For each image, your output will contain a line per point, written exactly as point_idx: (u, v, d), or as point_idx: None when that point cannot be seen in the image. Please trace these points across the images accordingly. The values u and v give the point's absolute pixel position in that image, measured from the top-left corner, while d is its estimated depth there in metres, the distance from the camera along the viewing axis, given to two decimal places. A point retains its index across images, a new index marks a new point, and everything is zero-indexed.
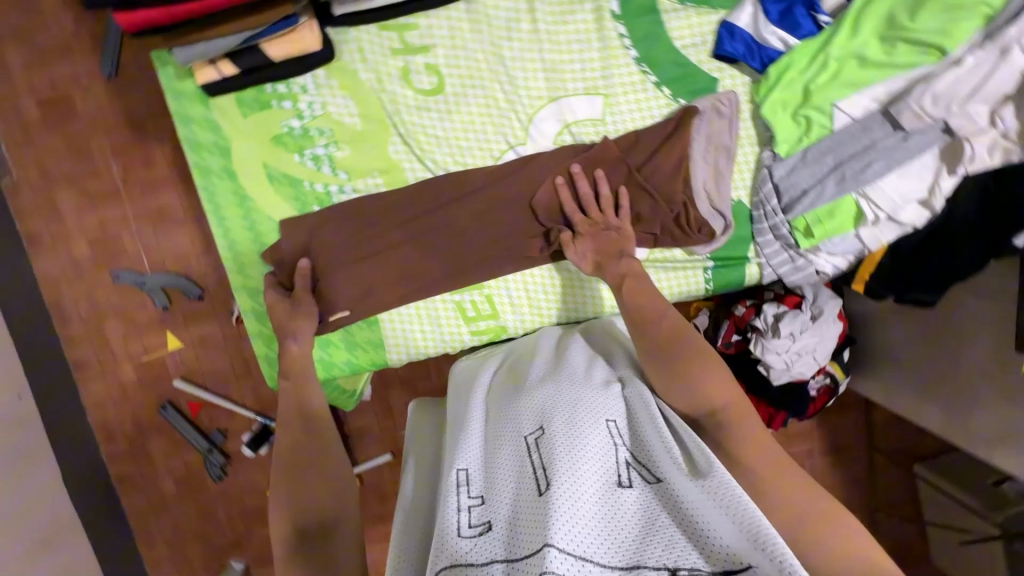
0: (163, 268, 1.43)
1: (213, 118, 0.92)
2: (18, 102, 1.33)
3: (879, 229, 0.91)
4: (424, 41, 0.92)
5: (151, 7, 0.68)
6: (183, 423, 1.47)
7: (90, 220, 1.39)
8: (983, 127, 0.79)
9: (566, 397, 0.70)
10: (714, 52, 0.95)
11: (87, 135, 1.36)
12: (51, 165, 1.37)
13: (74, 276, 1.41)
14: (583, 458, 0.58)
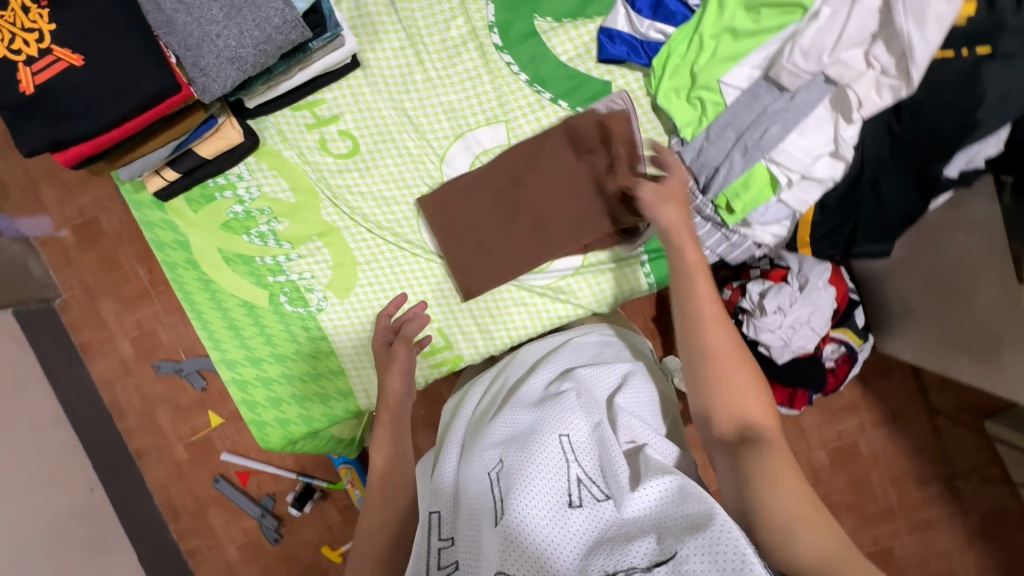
0: (197, 353, 1.59)
1: (170, 219, 1.05)
2: (59, 233, 1.57)
3: (798, 190, 0.89)
4: (333, 111, 1.02)
5: (79, 144, 0.79)
6: (235, 492, 1.58)
7: (129, 321, 1.59)
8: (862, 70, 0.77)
9: (522, 424, 0.77)
10: (599, 58, 0.98)
11: (114, 249, 1.57)
12: (92, 280, 1.59)
13: (123, 372, 1.61)
14: (535, 486, 0.66)
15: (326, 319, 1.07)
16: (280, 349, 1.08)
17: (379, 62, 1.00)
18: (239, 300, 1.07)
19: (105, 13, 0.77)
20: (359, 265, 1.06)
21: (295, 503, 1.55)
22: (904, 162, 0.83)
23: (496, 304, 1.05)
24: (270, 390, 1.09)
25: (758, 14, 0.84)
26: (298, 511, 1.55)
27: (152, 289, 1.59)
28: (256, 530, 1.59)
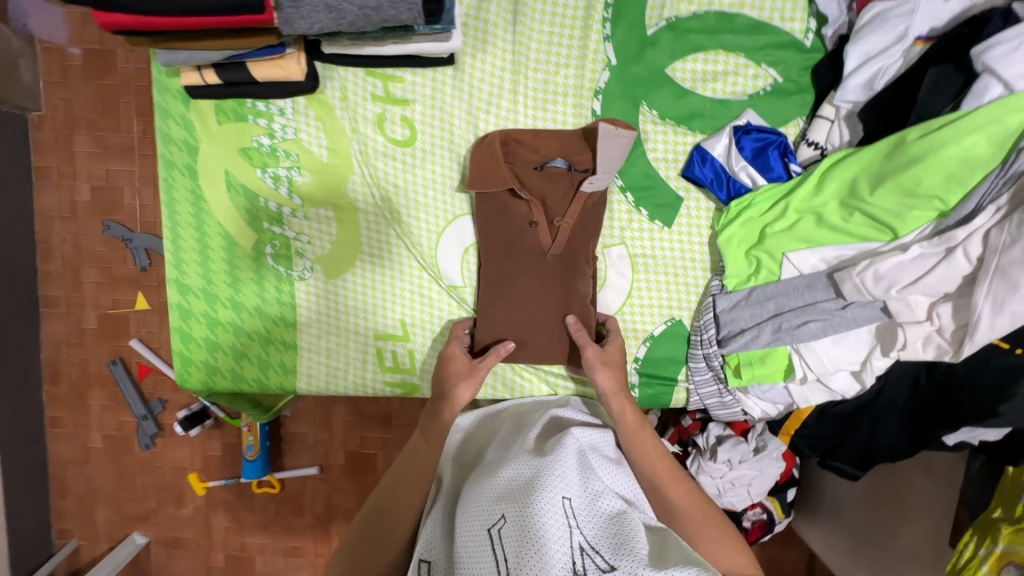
0: (154, 231, 1.47)
1: (189, 117, 0.95)
2: (68, 46, 1.41)
3: (807, 388, 0.88)
4: (405, 94, 0.94)
5: (129, 14, 0.70)
6: (127, 383, 1.46)
7: (99, 169, 1.45)
8: (920, 318, 0.76)
9: (523, 477, 0.75)
10: (683, 172, 0.95)
11: (118, 91, 1.43)
12: (78, 111, 1.44)
13: (68, 213, 1.46)
14: (540, 552, 0.64)
15: (302, 291, 1.00)
16: (242, 299, 1.00)
17: (473, 72, 0.93)
18: (223, 230, 0.98)
19: None
20: (359, 255, 0.99)
21: (183, 422, 1.43)
22: (915, 414, 0.83)
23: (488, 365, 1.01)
24: (212, 332, 1.00)
25: (850, 214, 0.82)
26: (181, 431, 1.43)
27: (139, 148, 1.47)
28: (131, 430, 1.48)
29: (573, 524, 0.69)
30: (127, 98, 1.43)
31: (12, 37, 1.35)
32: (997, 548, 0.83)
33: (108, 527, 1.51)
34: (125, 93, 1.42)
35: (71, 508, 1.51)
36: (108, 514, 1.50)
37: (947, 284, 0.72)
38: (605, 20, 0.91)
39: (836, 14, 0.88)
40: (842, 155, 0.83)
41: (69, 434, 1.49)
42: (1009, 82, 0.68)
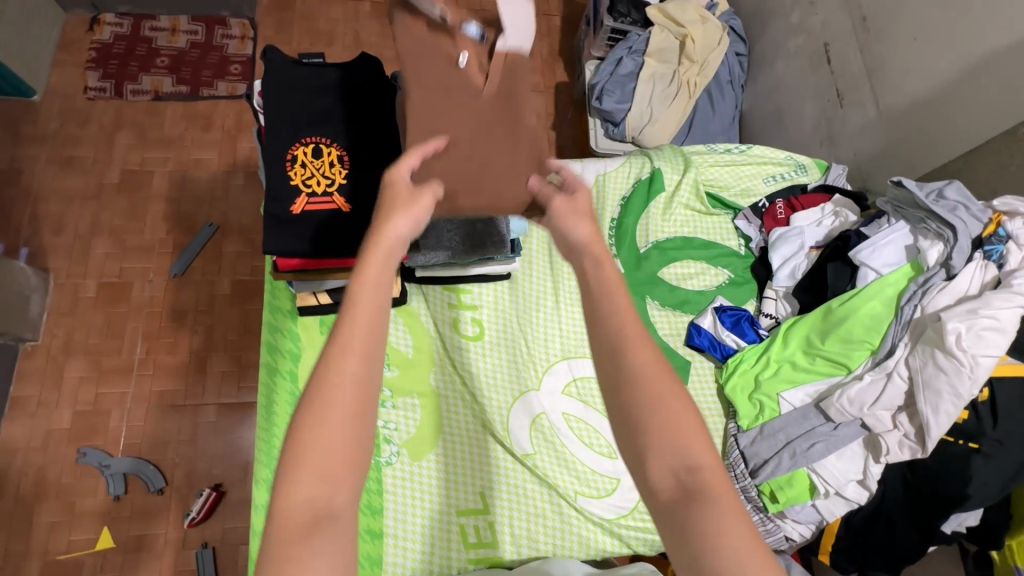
0: (133, 453, 1.60)
1: (295, 330, 1.14)
2: (85, 283, 1.75)
3: (831, 502, 1.08)
4: (474, 301, 1.23)
5: (297, 259, 0.95)
6: None
7: (88, 393, 1.65)
8: (890, 426, 1.04)
9: None
10: (686, 342, 1.27)
11: (128, 316, 1.73)
12: (80, 336, 1.70)
13: (37, 444, 1.59)
14: None
15: (388, 475, 1.08)
16: None
17: (525, 284, 1.26)
18: None
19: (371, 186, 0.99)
20: (440, 436, 1.13)
21: None
22: (914, 511, 1.05)
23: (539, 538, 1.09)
24: None
25: (813, 359, 1.16)
26: None
27: (137, 369, 1.69)
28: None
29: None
30: (138, 324, 1.72)
31: (31, 275, 1.68)
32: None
33: None
34: (135, 320, 1.73)
35: None
36: None
37: (897, 398, 1.04)
38: (611, 245, 1.31)
39: (755, 234, 1.37)
40: (792, 321, 1.20)
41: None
42: (877, 269, 1.13)
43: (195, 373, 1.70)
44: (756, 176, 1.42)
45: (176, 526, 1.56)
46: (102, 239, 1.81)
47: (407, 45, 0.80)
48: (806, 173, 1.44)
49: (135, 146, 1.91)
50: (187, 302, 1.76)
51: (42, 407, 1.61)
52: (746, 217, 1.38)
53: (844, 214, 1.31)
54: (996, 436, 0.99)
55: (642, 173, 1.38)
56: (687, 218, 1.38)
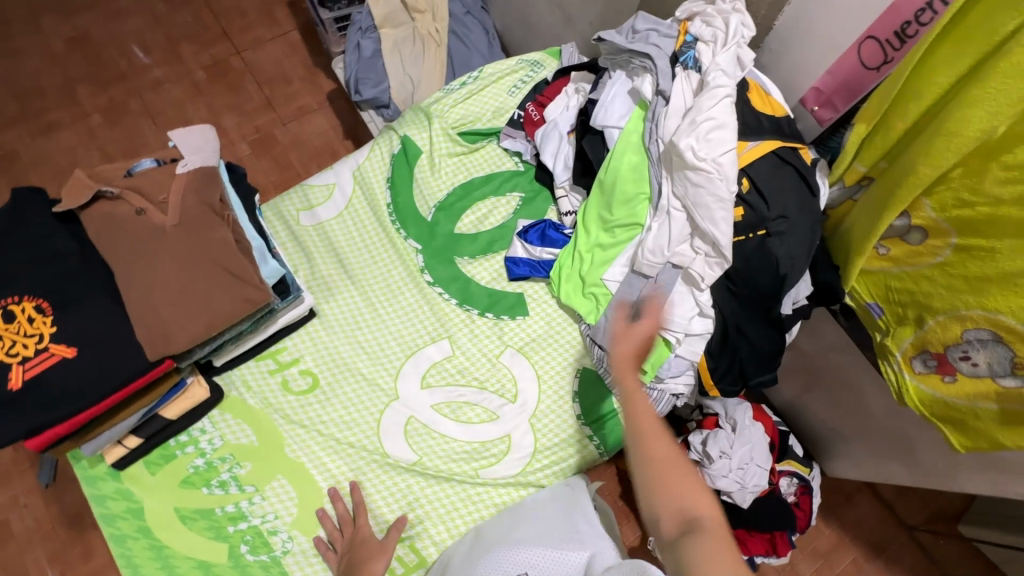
0: None
1: (125, 487, 1.05)
2: None
3: (687, 344, 1.12)
4: (293, 355, 1.17)
5: (56, 425, 0.88)
6: None
7: None
8: (693, 256, 1.09)
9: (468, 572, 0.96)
10: (509, 278, 1.26)
11: (18, 554, 1.52)
12: None
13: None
14: None
15: (291, 563, 1.03)
16: None
17: (334, 311, 1.20)
18: (195, 561, 1.02)
19: (94, 317, 0.91)
20: (325, 498, 1.08)
21: None
22: (755, 312, 1.10)
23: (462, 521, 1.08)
24: None
25: (613, 232, 1.18)
26: None
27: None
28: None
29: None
30: (31, 555, 1.53)
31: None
32: (899, 356, 1.11)
33: None
34: (27, 553, 1.52)
35: None
36: None
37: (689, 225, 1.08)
38: (398, 228, 1.27)
39: (524, 146, 1.37)
40: (583, 207, 1.22)
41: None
42: (617, 125, 1.16)
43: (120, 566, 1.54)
44: (500, 93, 1.42)
45: None
46: None
47: (98, 226, 0.96)
48: (543, 66, 1.44)
49: None
50: (70, 506, 1.58)
51: None
52: (509, 135, 1.37)
53: (581, 88, 1.33)
54: (778, 214, 1.05)
55: (394, 147, 1.34)
56: (457, 165, 1.35)
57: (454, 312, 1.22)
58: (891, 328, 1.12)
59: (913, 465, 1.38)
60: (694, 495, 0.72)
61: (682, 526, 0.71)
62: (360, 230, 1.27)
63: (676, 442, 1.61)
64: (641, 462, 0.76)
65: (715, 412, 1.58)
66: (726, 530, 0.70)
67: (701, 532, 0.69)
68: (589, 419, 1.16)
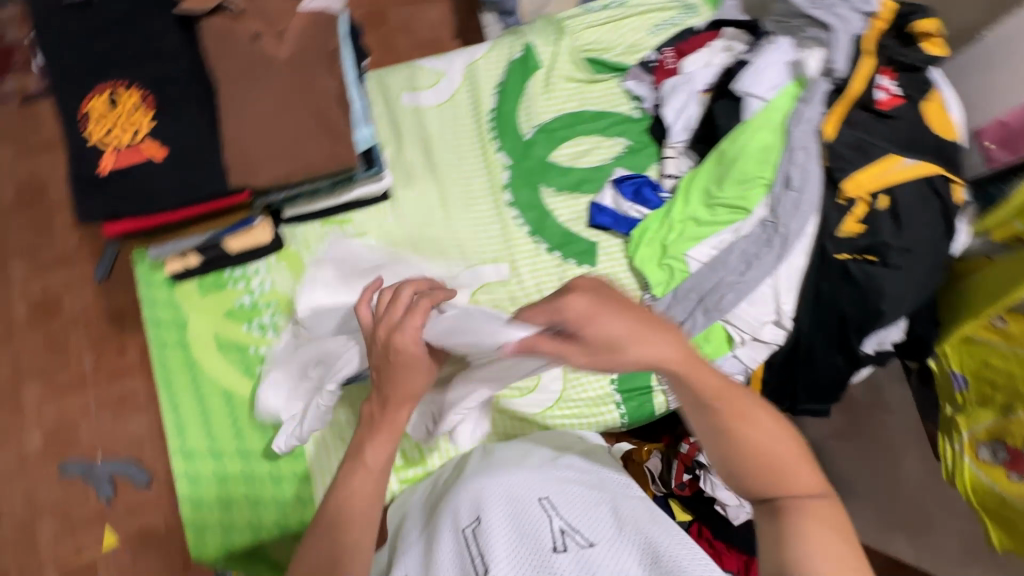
0: (113, 457, 1.59)
1: (175, 299, 1.09)
2: (11, 307, 1.66)
3: (750, 348, 1.06)
4: (358, 230, 1.16)
5: (132, 219, 0.90)
6: None
7: (51, 412, 1.60)
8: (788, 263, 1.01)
9: (486, 484, 0.80)
10: (589, 224, 1.20)
11: (67, 331, 1.65)
12: (25, 361, 1.63)
13: (17, 469, 1.57)
14: (506, 547, 0.71)
15: None
16: (246, 445, 1.05)
17: (407, 200, 1.18)
18: (220, 387, 1.07)
19: (185, 128, 0.90)
20: None
21: None
22: (832, 341, 1.02)
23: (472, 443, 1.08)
24: (224, 489, 1.03)
25: (714, 209, 1.09)
26: None
27: (93, 380, 1.63)
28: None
29: (552, 515, 0.75)
30: (77, 336, 1.65)
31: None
32: (965, 437, 1.02)
33: None
34: (74, 333, 1.65)
35: None
36: None
37: (806, 225, 0.98)
38: (494, 137, 1.22)
39: (646, 93, 1.25)
40: (690, 174, 1.12)
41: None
42: (763, 96, 1.05)
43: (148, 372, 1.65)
44: (641, 29, 1.29)
45: (172, 513, 1.58)
46: (11, 259, 1.70)
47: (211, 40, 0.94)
48: (696, 12, 1.30)
49: (18, 156, 1.74)
50: (119, 304, 1.68)
51: (9, 435, 1.58)
52: (635, 76, 1.26)
53: (733, 47, 1.21)
54: (903, 245, 0.93)
55: (515, 53, 1.26)
56: (572, 92, 1.26)
57: (523, 240, 1.18)
58: (967, 405, 1.03)
59: None
60: (798, 479, 0.68)
61: (772, 502, 0.68)
62: (456, 127, 1.22)
63: (688, 439, 1.58)
64: (746, 450, 0.69)
65: None
66: (839, 505, 0.68)
67: (797, 518, 0.66)
68: (623, 389, 1.12)
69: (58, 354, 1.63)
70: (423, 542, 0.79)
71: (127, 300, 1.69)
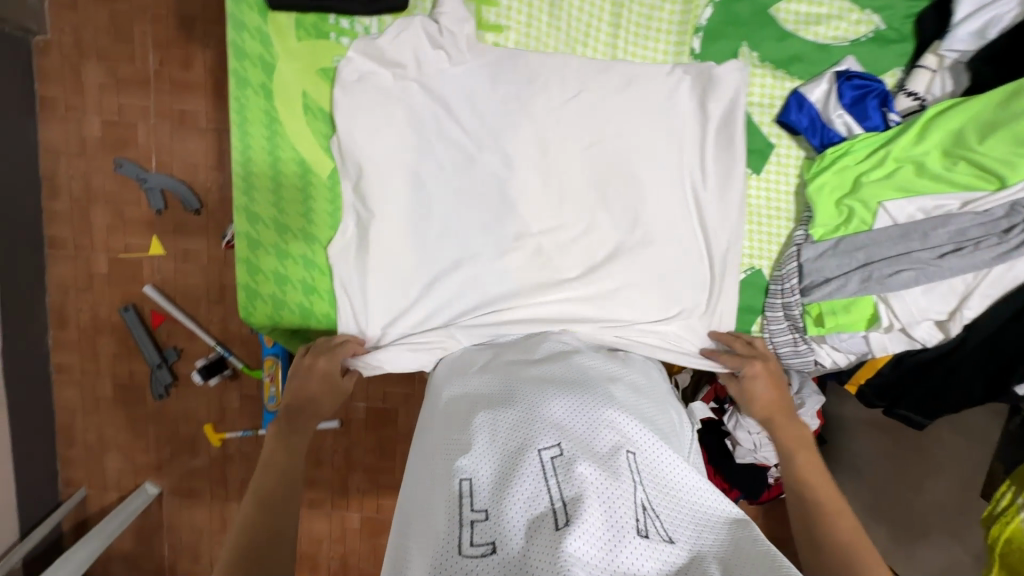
0: (168, 171, 1.53)
1: (266, 31, 0.89)
2: None
3: (889, 337, 0.89)
4: (499, 21, 0.93)
5: None
6: (141, 331, 1.56)
7: (110, 102, 1.50)
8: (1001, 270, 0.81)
9: (570, 415, 0.72)
10: (776, 118, 0.94)
11: (134, 18, 1.47)
12: (89, 35, 1.47)
13: (76, 148, 1.51)
14: (593, 498, 0.61)
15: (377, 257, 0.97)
16: (315, 230, 0.95)
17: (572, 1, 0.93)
18: (299, 155, 0.93)
19: None
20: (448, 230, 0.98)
21: (201, 371, 1.55)
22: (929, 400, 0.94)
23: None
24: (281, 265, 0.96)
25: (952, 163, 0.83)
26: (201, 380, 1.55)
27: (155, 82, 1.50)
28: (146, 379, 1.59)
29: (636, 481, 0.66)
30: (145, 28, 1.47)
31: None
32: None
33: (120, 474, 1.65)
34: (142, 23, 1.46)
35: (79, 458, 1.64)
36: (120, 460, 1.64)
37: None
38: None
39: None
40: (947, 105, 0.83)
41: (76, 380, 1.61)
42: None
43: (213, 94, 1.50)
44: None
45: (217, 246, 1.57)
46: None
47: None
48: None
49: None
50: (195, 6, 1.47)
51: (71, 111, 1.49)
52: None
53: None
54: None
55: None
56: None
57: (692, 113, 0.94)
58: None
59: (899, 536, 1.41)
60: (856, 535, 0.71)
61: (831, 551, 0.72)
62: None
63: None
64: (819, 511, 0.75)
65: None
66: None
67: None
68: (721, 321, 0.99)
69: (124, 41, 1.47)
70: (489, 453, 0.68)
71: (205, 7, 1.48)
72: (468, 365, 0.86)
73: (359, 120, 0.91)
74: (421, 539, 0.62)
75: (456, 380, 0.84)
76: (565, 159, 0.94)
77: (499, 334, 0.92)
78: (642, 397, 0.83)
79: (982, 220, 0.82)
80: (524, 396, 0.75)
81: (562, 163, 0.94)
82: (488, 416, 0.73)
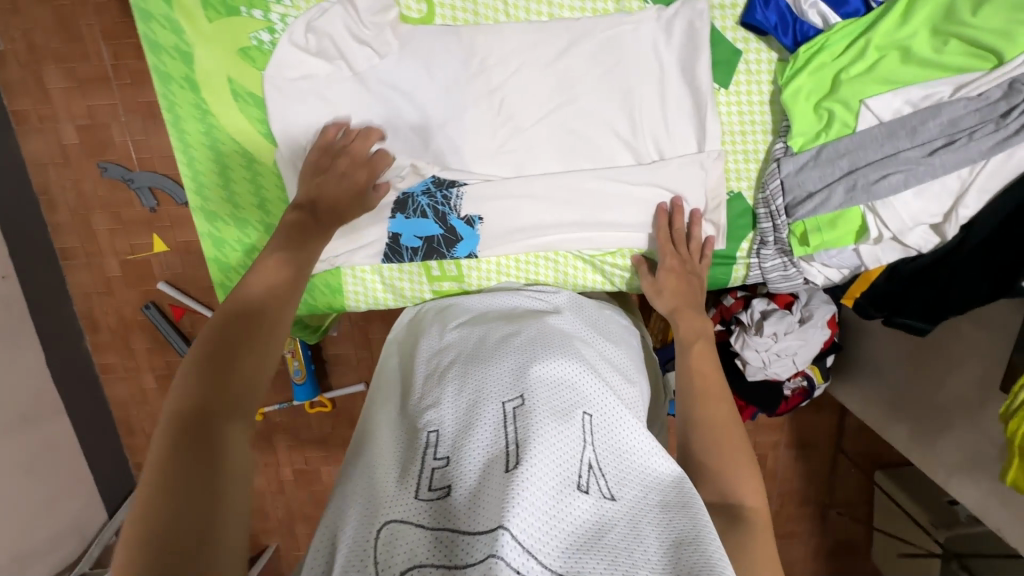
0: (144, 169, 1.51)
1: (175, 18, 0.83)
2: None
3: (880, 248, 0.83)
4: None
5: None
6: (165, 325, 1.48)
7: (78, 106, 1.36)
8: (1005, 159, 0.73)
9: (538, 369, 0.74)
10: (741, 20, 0.83)
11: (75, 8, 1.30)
12: (38, 38, 1.31)
13: (60, 159, 1.38)
14: (544, 446, 0.63)
15: (349, 271, 0.97)
16: (271, 219, 0.94)
17: None
18: (239, 145, 0.90)
19: None
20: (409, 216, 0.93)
21: None
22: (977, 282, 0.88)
23: (517, 270, 0.96)
24: (248, 259, 0.96)
25: (942, 43, 0.73)
26: None
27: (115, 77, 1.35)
28: (179, 368, 1.55)
29: (589, 439, 0.68)
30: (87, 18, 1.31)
31: None
32: None
33: None
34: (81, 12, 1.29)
35: None
36: None
37: None
38: None
39: None
40: None
41: (122, 376, 1.57)
42: None
43: None
44: None
45: None
46: None
47: None
48: None
49: None
50: None
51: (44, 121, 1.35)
52: None
53: None
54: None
55: None
56: None
57: (655, 41, 0.85)
58: None
59: (919, 436, 1.39)
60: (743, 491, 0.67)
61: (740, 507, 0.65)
62: None
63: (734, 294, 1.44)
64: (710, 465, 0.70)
65: (795, 296, 1.39)
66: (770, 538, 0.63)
67: (753, 524, 0.64)
68: None
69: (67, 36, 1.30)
70: (454, 404, 0.71)
71: None
72: (437, 326, 0.88)
73: (294, 111, 0.87)
74: (380, 480, 0.65)
75: (426, 339, 0.86)
76: (516, 105, 0.87)
77: (462, 304, 0.92)
78: (615, 360, 0.83)
79: (979, 106, 0.72)
80: (499, 354, 0.77)
81: (514, 110, 0.88)
82: (462, 371, 0.76)
